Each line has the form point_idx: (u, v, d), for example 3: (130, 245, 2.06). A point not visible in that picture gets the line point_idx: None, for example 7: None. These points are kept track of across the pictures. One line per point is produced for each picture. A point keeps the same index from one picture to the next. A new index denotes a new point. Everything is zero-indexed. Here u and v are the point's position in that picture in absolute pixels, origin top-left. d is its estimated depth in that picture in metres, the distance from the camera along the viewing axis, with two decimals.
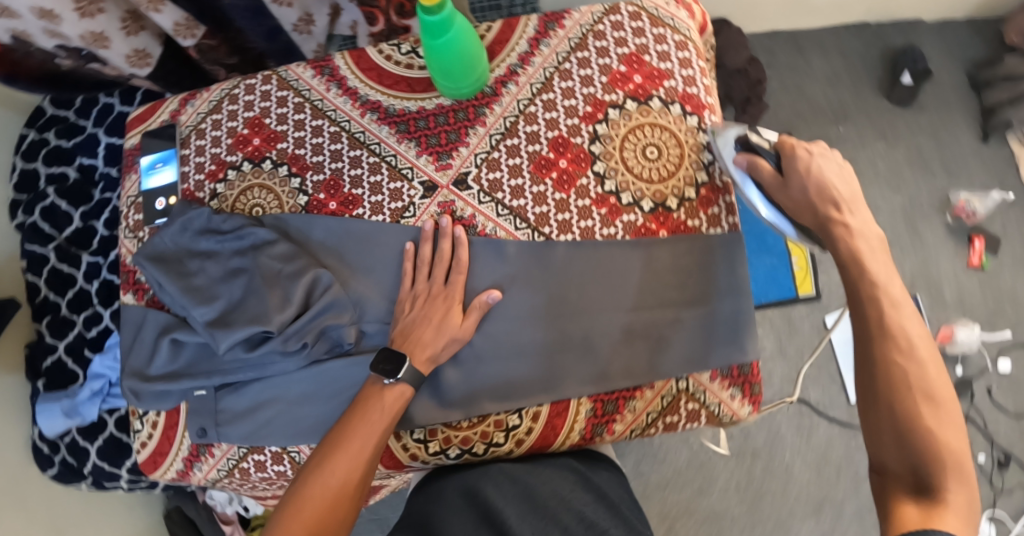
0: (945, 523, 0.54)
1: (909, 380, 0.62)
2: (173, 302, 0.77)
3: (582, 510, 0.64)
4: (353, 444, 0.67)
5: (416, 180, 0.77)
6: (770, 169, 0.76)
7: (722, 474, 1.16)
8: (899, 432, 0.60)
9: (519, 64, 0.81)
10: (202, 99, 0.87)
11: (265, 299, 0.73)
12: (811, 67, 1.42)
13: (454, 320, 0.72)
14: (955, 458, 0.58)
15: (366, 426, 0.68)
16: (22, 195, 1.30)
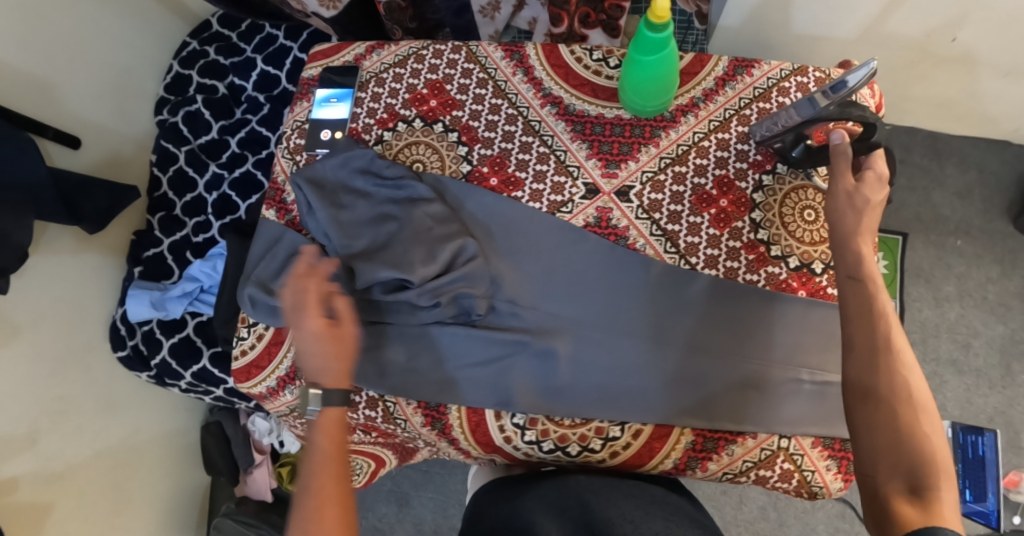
0: (945, 521, 0.50)
1: (904, 391, 0.59)
2: (317, 231, 0.80)
3: (653, 493, 0.70)
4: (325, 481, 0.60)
5: (580, 180, 0.80)
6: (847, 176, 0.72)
7: None
8: (886, 444, 0.57)
9: (703, 99, 0.84)
10: (389, 51, 0.89)
11: (414, 251, 0.75)
12: (943, 174, 1.40)
13: (327, 341, 0.68)
14: (949, 474, 0.53)
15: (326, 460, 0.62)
16: (169, 95, 1.37)
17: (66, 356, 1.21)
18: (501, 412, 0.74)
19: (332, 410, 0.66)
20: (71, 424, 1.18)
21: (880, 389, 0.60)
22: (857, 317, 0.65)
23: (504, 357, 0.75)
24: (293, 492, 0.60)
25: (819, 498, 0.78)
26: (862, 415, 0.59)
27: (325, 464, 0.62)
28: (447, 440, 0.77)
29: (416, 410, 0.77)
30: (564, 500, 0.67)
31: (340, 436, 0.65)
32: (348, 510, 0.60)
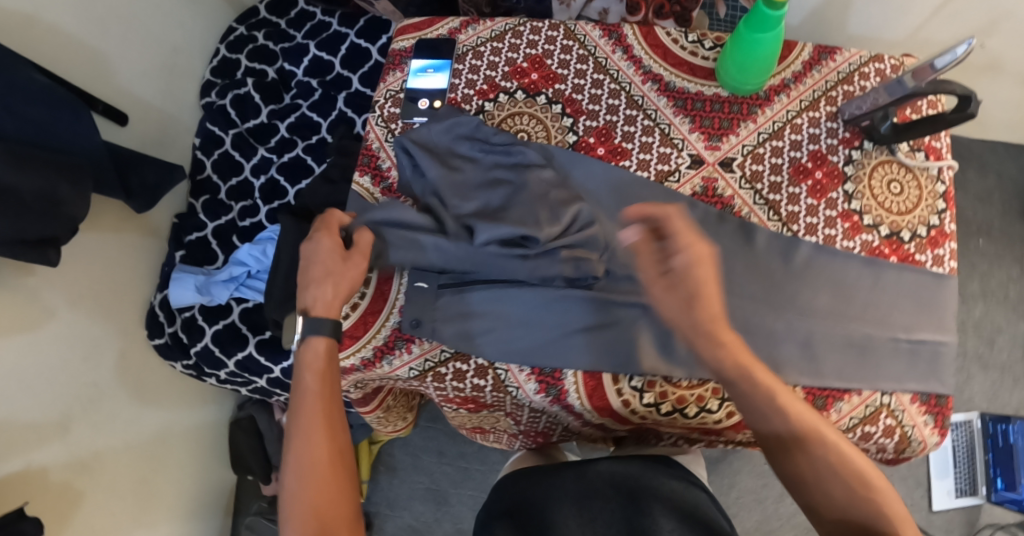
0: None
1: (800, 438, 0.65)
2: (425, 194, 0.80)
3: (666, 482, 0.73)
4: (314, 407, 0.68)
5: (685, 151, 0.82)
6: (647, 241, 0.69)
7: None
8: (839, 512, 0.63)
9: (793, 80, 0.87)
10: (485, 26, 0.91)
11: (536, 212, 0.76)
12: (966, 180, 1.47)
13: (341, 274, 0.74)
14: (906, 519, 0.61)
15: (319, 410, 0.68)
16: (216, 79, 1.36)
17: (102, 340, 1.15)
18: (618, 376, 0.75)
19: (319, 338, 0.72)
20: (102, 414, 1.12)
21: (805, 469, 0.64)
22: (757, 400, 0.66)
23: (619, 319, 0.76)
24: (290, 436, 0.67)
25: (914, 456, 0.81)
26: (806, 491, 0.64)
27: (314, 387, 0.70)
28: (562, 406, 0.78)
29: (530, 377, 0.77)
30: (579, 495, 0.71)
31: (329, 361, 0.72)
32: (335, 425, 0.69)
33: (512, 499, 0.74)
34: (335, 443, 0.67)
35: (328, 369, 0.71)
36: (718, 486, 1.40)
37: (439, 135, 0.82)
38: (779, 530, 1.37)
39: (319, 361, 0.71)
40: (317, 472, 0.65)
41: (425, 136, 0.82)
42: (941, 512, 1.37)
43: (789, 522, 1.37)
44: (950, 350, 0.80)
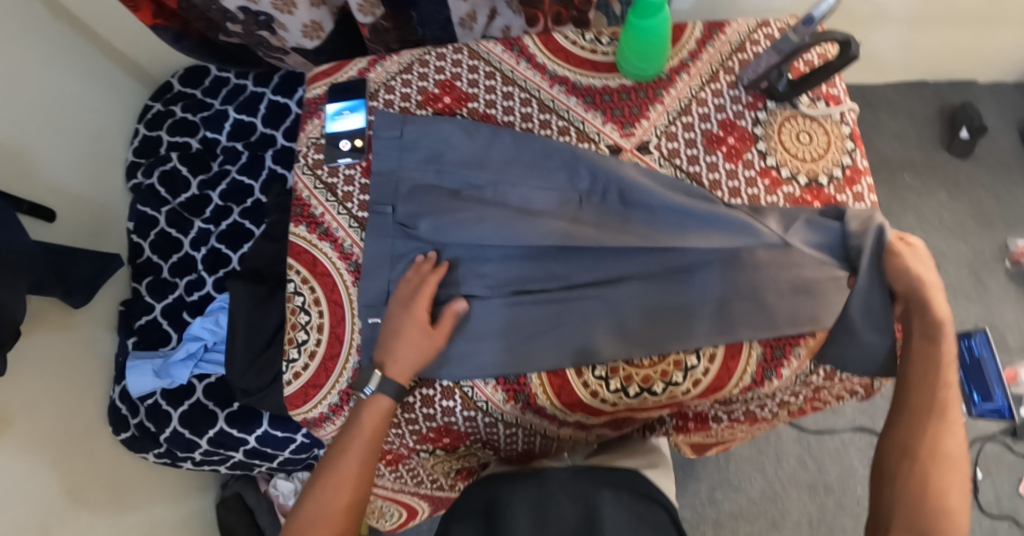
0: (940, 490, 0.64)
1: (941, 376, 0.69)
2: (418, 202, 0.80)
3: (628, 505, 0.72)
4: (349, 463, 0.69)
5: (602, 143, 0.85)
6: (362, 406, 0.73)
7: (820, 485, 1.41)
8: (917, 435, 0.68)
9: (690, 58, 0.91)
10: (392, 61, 0.94)
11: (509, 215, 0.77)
12: (880, 122, 1.55)
13: (424, 332, 0.74)
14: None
15: (346, 460, 0.69)
16: (141, 159, 1.35)
17: (66, 442, 1.11)
18: (581, 368, 0.77)
19: (383, 399, 0.72)
20: (73, 520, 1.06)
21: (927, 399, 0.69)
22: (914, 376, 0.71)
23: (574, 306, 0.77)
24: (313, 476, 0.69)
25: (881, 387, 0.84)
26: (892, 459, 0.68)
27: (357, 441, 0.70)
28: (533, 411, 0.79)
29: (497, 388, 0.78)
30: (534, 501, 0.73)
31: (385, 426, 0.72)
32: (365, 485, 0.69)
33: (486, 500, 0.76)
34: (352, 503, 0.68)
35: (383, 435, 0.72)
36: (715, 462, 1.44)
37: (443, 127, 0.84)
38: (783, 492, 1.42)
39: (370, 427, 0.71)
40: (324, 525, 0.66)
41: (436, 128, 0.84)
42: None
43: (791, 481, 1.42)
44: None
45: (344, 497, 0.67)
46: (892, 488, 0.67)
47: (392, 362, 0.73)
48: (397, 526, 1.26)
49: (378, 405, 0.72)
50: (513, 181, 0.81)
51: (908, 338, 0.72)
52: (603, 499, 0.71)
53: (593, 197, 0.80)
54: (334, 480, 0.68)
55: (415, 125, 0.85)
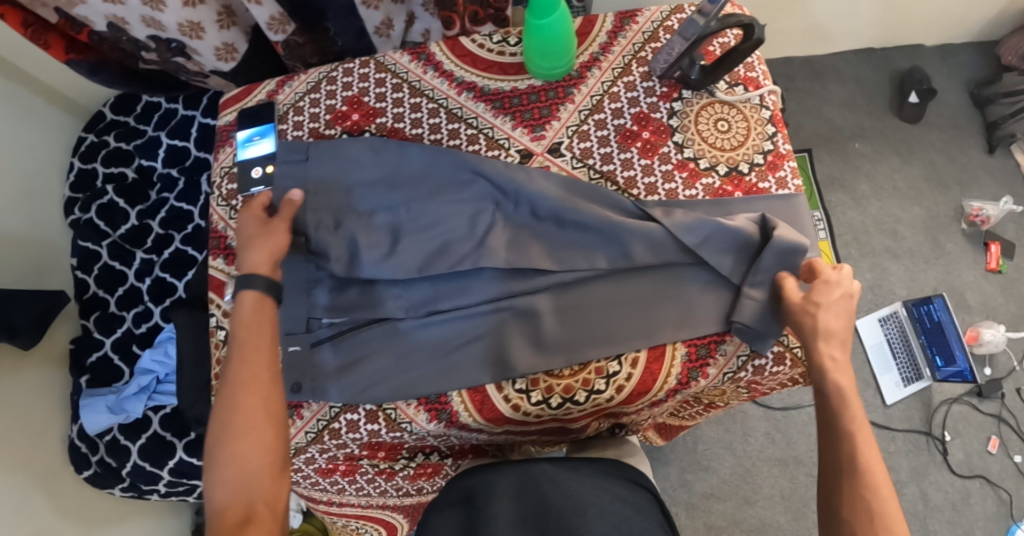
0: None
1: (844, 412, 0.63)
2: (334, 228, 0.77)
3: (616, 494, 0.70)
4: (258, 373, 0.63)
5: (512, 149, 0.84)
6: (248, 309, 0.67)
7: (792, 461, 1.42)
8: (837, 491, 0.60)
9: (601, 52, 0.89)
10: (300, 81, 0.92)
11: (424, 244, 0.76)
12: (828, 91, 1.53)
13: (269, 229, 0.73)
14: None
15: (251, 372, 0.63)
16: (78, 194, 1.34)
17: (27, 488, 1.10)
18: (501, 383, 0.76)
19: (250, 294, 0.68)
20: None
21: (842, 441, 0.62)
22: (825, 421, 0.64)
23: (489, 318, 0.77)
24: (217, 404, 0.62)
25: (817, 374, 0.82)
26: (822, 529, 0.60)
27: (246, 344, 0.65)
28: (457, 428, 0.78)
29: (419, 409, 0.77)
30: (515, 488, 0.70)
31: (272, 319, 0.68)
32: (279, 384, 0.65)
33: (467, 488, 0.74)
34: (270, 406, 0.63)
35: (271, 326, 0.67)
36: (683, 445, 1.44)
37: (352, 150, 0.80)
38: (754, 468, 1.42)
39: (264, 326, 0.67)
40: (252, 438, 0.60)
41: (342, 153, 0.80)
42: (896, 404, 1.41)
43: (761, 457, 1.43)
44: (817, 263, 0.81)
45: (260, 397, 0.62)
46: None
47: (244, 265, 0.70)
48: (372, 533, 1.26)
49: (254, 301, 0.68)
50: (424, 197, 0.78)
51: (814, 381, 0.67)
52: (588, 490, 0.69)
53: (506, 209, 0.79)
54: (239, 388, 0.62)
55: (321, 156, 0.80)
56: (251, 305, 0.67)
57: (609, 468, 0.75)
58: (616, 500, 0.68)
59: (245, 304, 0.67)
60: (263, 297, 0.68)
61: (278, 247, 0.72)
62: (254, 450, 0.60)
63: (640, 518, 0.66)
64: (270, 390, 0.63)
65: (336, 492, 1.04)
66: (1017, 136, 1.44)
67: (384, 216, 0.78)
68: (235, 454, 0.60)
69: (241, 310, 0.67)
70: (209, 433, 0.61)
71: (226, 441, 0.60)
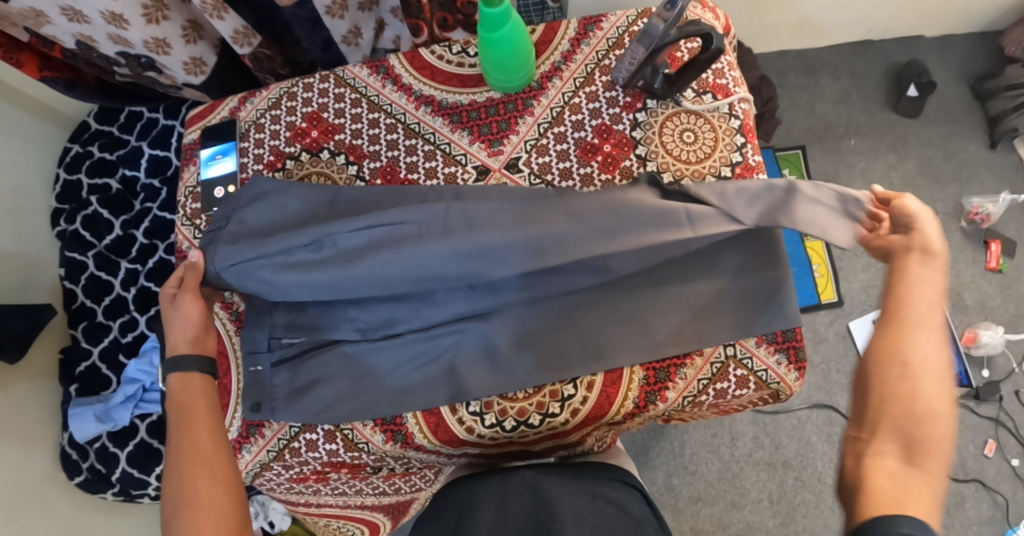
0: (926, 405, 0.56)
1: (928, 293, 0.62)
2: (267, 287, 0.74)
3: (599, 492, 0.70)
4: (202, 441, 0.70)
5: (469, 165, 0.83)
6: (178, 389, 0.75)
7: (781, 464, 1.40)
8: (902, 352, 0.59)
9: (563, 61, 0.86)
10: (261, 97, 0.91)
11: (358, 272, 0.71)
12: (821, 86, 1.48)
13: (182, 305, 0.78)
14: (941, 450, 0.53)
15: (195, 443, 0.70)
16: (64, 205, 1.37)
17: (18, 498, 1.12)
18: (455, 405, 0.76)
19: (177, 376, 0.76)
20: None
21: (922, 315, 0.60)
22: (905, 291, 0.62)
23: (446, 341, 0.76)
24: (167, 479, 0.68)
25: (783, 395, 0.80)
26: (874, 377, 0.59)
27: (188, 420, 0.73)
28: (413, 448, 0.79)
29: (375, 429, 0.78)
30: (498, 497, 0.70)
31: (209, 394, 0.76)
32: (223, 450, 0.71)
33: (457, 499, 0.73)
34: (218, 470, 0.69)
35: (210, 399, 0.75)
36: (670, 450, 1.43)
37: (272, 205, 0.80)
38: (741, 472, 1.40)
39: (199, 400, 0.74)
40: (203, 503, 0.66)
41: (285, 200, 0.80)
42: None
43: (749, 461, 1.41)
44: (786, 282, 0.76)
45: (207, 463, 0.69)
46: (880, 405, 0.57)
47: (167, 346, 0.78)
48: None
49: (189, 379, 0.76)
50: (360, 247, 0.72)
51: (897, 255, 0.65)
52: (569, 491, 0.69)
53: (433, 230, 0.72)
54: (186, 460, 0.69)
55: (242, 216, 0.79)
56: (182, 385, 0.75)
57: (593, 473, 0.76)
58: (599, 498, 0.69)
59: (175, 387, 0.75)
60: (198, 374, 0.76)
61: (191, 325, 0.78)
62: (207, 512, 0.65)
63: (620, 516, 0.67)
64: (216, 458, 0.70)
65: (312, 494, 1.02)
66: (1019, 131, 1.38)
67: (306, 256, 0.72)
68: (190, 520, 0.65)
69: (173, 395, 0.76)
70: (165, 509, 0.66)
71: (180, 510, 0.66)
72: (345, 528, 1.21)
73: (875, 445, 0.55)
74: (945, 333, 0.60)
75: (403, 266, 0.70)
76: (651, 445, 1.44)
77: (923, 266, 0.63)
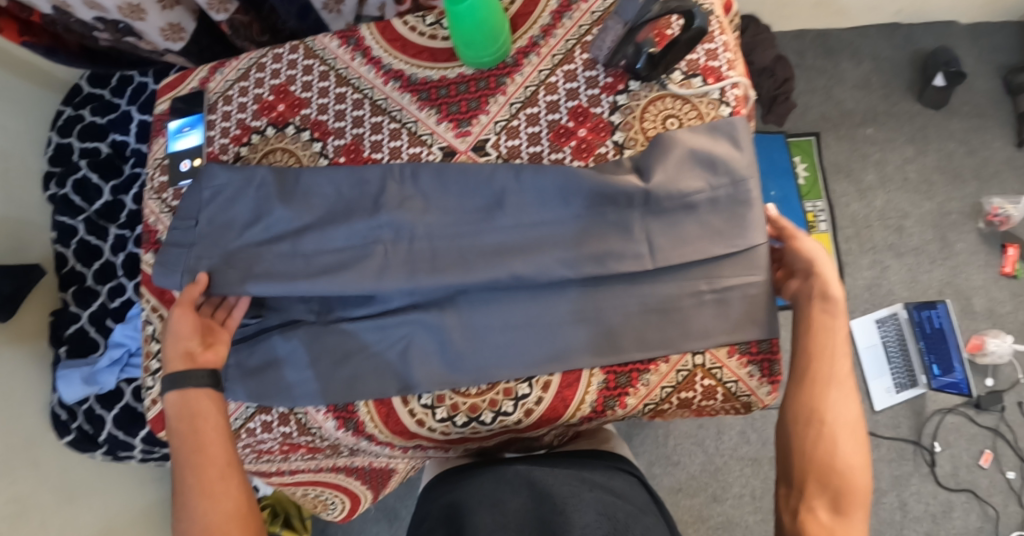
0: (842, 455, 0.62)
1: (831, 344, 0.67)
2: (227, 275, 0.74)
3: (595, 478, 0.69)
4: (211, 465, 0.66)
5: (435, 146, 0.78)
6: (181, 408, 0.69)
7: (767, 463, 1.36)
8: (813, 410, 0.64)
9: (542, 36, 0.80)
10: (231, 67, 0.88)
11: (322, 284, 0.72)
12: (842, 70, 1.39)
13: (184, 318, 0.72)
14: (861, 498, 0.60)
15: (200, 468, 0.66)
16: (55, 168, 1.36)
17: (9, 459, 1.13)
18: (407, 397, 0.75)
19: (173, 396, 0.69)
20: (36, 517, 1.12)
21: (832, 369, 0.66)
22: (814, 342, 0.67)
23: (402, 330, 0.74)
24: (178, 511, 0.64)
25: (756, 407, 0.76)
26: (797, 427, 0.65)
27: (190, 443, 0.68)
28: (365, 437, 0.78)
29: (327, 415, 0.77)
30: (494, 494, 0.65)
31: (212, 408, 0.70)
32: (232, 472, 0.67)
33: (448, 505, 0.68)
34: (230, 500, 0.65)
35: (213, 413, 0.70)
36: (653, 439, 1.40)
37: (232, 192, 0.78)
38: (725, 466, 1.37)
39: (207, 420, 0.69)
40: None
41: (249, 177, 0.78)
42: (883, 410, 1.30)
43: (733, 456, 1.37)
44: (763, 289, 0.71)
45: (219, 492, 0.65)
46: (804, 459, 0.63)
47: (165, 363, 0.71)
48: (345, 515, 1.20)
49: (188, 396, 0.70)
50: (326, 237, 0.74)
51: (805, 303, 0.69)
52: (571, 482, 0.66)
53: (399, 252, 0.73)
54: (195, 489, 0.65)
55: (206, 211, 0.78)
56: (186, 405, 0.69)
57: (585, 459, 0.74)
58: (601, 487, 0.67)
59: (176, 405, 0.69)
60: (196, 389, 0.69)
61: (191, 338, 0.71)
62: None
63: (622, 504, 0.64)
64: (224, 482, 0.66)
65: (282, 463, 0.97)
66: None
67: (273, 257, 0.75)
68: None
69: (176, 413, 0.69)
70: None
71: None
72: (326, 498, 1.14)
73: (807, 502, 0.61)
74: (851, 386, 0.65)
75: (363, 285, 0.72)
76: (635, 433, 1.41)
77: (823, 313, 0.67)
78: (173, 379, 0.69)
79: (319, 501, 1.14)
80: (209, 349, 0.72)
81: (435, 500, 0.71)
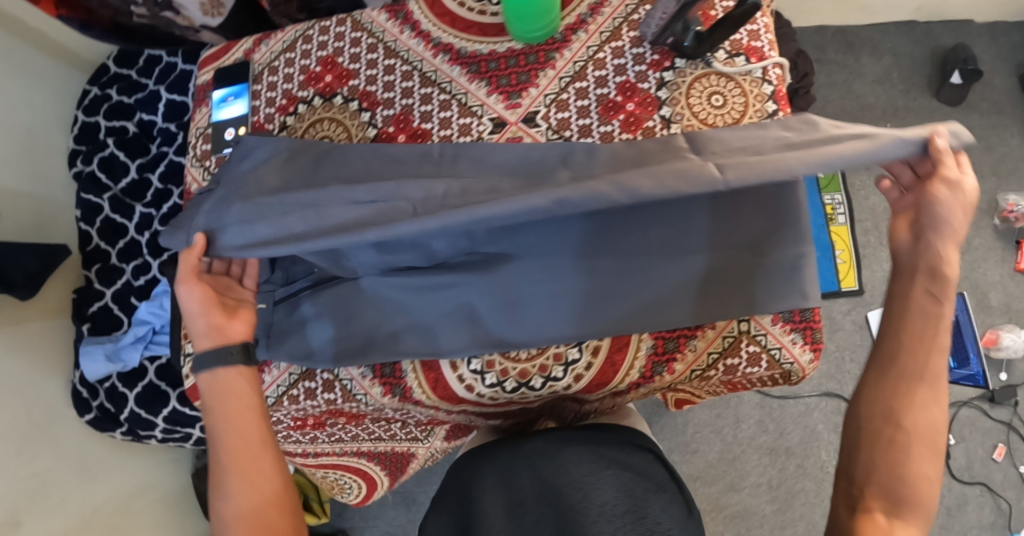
0: (912, 460, 0.59)
1: (925, 336, 0.63)
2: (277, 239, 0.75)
3: (614, 454, 0.64)
4: (245, 446, 0.65)
5: (484, 117, 0.80)
6: (214, 389, 0.68)
7: (784, 453, 1.37)
8: (892, 409, 0.62)
9: (590, 13, 0.82)
10: (276, 39, 0.89)
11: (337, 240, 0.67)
12: (861, 66, 1.41)
13: (202, 293, 0.71)
14: (927, 509, 0.57)
15: (233, 449, 0.65)
16: (80, 146, 1.36)
17: (32, 434, 1.12)
18: (454, 363, 0.76)
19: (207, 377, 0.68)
20: (57, 492, 1.11)
21: (923, 365, 0.62)
22: (907, 332, 0.64)
23: (450, 297, 0.75)
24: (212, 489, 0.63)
25: (796, 376, 0.77)
26: (870, 423, 0.63)
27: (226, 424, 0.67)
28: (411, 403, 0.79)
29: (374, 382, 0.78)
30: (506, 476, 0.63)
31: (247, 392, 0.69)
32: (267, 452, 0.65)
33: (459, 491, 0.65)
34: (264, 479, 0.64)
35: (249, 397, 0.68)
36: (672, 426, 1.40)
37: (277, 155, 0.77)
38: (742, 455, 1.38)
39: (241, 401, 0.68)
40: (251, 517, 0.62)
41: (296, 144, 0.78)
42: None
43: (750, 445, 1.38)
44: (811, 260, 0.72)
45: (252, 471, 0.64)
46: (873, 457, 0.61)
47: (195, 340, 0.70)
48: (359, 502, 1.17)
49: (219, 377, 0.69)
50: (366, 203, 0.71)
51: (914, 276, 0.65)
52: (589, 455, 0.62)
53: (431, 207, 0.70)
54: (229, 468, 0.64)
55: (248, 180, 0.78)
56: (220, 387, 0.68)
57: (604, 431, 0.69)
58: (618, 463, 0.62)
59: (210, 386, 0.68)
60: (226, 369, 0.68)
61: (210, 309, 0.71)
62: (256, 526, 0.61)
63: (642, 481, 0.60)
64: (259, 462, 0.64)
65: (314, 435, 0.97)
66: None
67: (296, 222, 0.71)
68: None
69: (211, 395, 0.68)
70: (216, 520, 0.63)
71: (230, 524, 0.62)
72: (342, 481, 1.13)
73: (865, 500, 0.59)
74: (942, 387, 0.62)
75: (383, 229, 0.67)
76: (653, 421, 1.41)
77: (929, 288, 0.64)
78: (204, 357, 0.68)
79: (336, 484, 1.14)
80: (230, 319, 0.72)
81: (453, 481, 0.69)
